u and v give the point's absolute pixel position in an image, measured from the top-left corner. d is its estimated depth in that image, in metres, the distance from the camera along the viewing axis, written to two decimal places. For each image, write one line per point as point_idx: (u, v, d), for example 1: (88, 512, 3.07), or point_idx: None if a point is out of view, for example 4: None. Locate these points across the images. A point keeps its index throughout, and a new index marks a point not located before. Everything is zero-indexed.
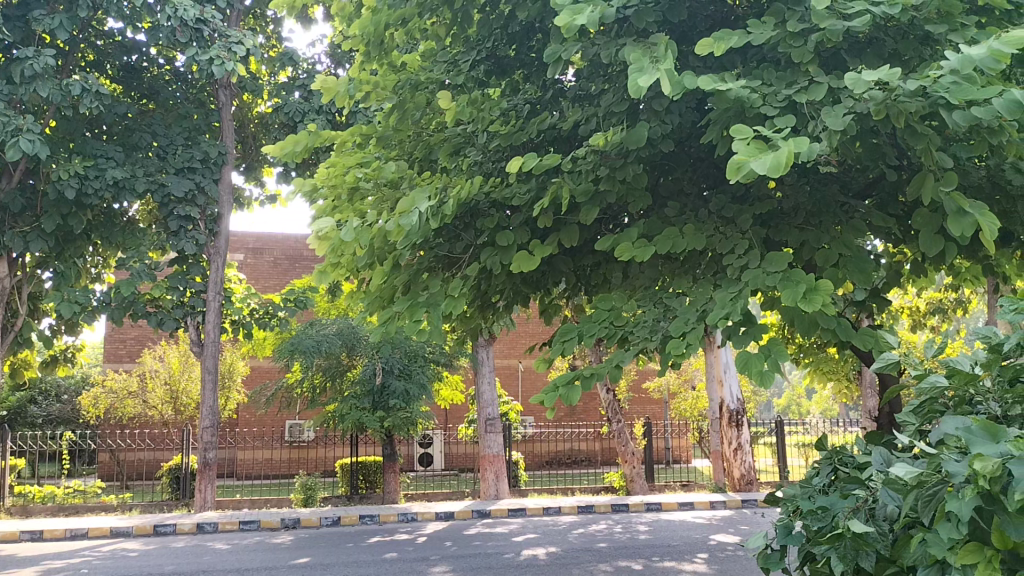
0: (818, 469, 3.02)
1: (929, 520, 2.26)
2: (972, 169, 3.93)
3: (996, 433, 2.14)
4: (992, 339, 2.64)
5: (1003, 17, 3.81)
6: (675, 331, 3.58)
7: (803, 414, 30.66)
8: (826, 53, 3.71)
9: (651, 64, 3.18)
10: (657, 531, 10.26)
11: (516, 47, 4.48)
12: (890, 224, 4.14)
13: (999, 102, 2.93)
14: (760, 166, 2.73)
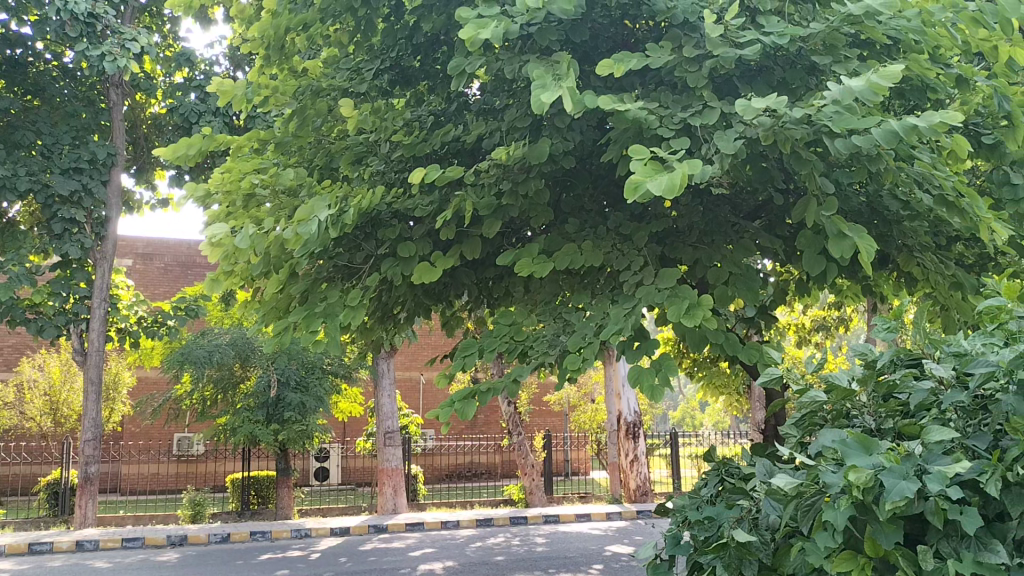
0: (706, 479, 3.10)
1: (808, 529, 2.35)
2: (853, 194, 4.14)
3: (869, 446, 2.25)
4: (868, 356, 2.78)
5: (883, 53, 4.04)
6: (572, 345, 3.62)
7: (695, 426, 31.57)
8: (719, 79, 3.84)
9: (553, 81, 3.22)
10: (553, 543, 10.35)
11: (420, 59, 4.47)
12: (777, 244, 4.32)
13: (877, 132, 3.11)
14: (656, 186, 2.80)
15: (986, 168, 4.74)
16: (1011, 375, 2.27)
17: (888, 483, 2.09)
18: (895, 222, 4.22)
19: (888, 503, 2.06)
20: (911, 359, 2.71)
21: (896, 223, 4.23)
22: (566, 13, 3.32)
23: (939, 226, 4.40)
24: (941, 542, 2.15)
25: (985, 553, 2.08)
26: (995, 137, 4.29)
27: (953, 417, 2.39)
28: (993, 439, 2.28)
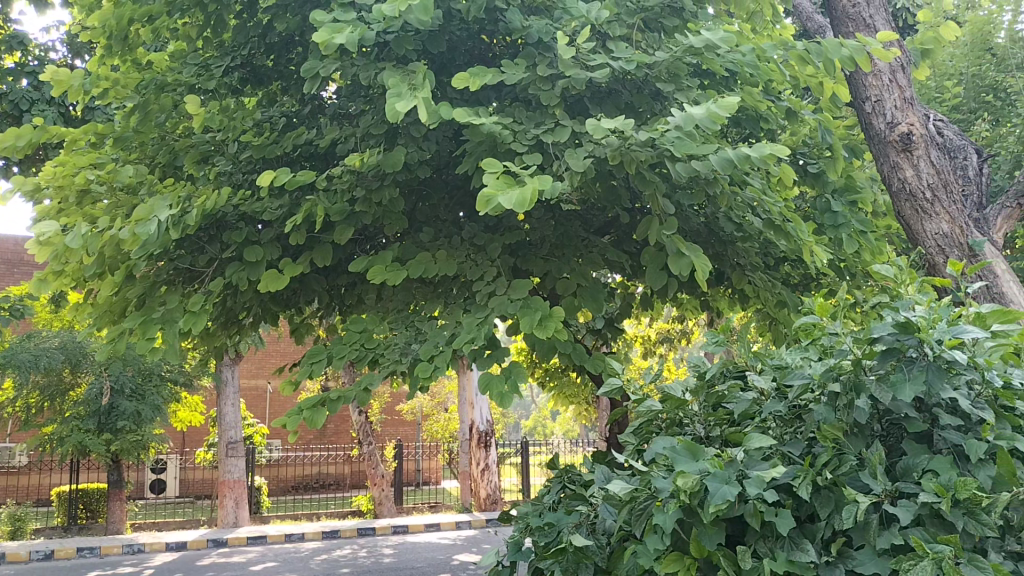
0: (549, 486, 3.18)
1: (640, 532, 2.45)
2: (693, 215, 4.40)
3: (696, 453, 2.37)
4: (701, 367, 2.93)
5: (722, 84, 4.32)
6: (423, 353, 3.63)
7: (547, 435, 32.11)
8: (571, 99, 3.98)
9: (409, 91, 3.25)
10: (401, 554, 10.28)
11: (273, 58, 4.40)
12: (623, 260, 4.50)
13: (715, 158, 3.31)
14: (507, 200, 2.86)
15: (810, 194, 5.15)
16: (823, 387, 2.45)
17: (712, 487, 2.22)
18: (730, 242, 4.50)
19: (711, 507, 2.19)
20: (738, 372, 2.89)
21: (731, 243, 4.52)
22: (422, 24, 3.36)
23: (768, 248, 4.73)
24: (759, 542, 2.30)
25: (796, 552, 2.24)
26: (818, 165, 4.67)
27: (772, 426, 2.57)
28: (806, 446, 2.47)
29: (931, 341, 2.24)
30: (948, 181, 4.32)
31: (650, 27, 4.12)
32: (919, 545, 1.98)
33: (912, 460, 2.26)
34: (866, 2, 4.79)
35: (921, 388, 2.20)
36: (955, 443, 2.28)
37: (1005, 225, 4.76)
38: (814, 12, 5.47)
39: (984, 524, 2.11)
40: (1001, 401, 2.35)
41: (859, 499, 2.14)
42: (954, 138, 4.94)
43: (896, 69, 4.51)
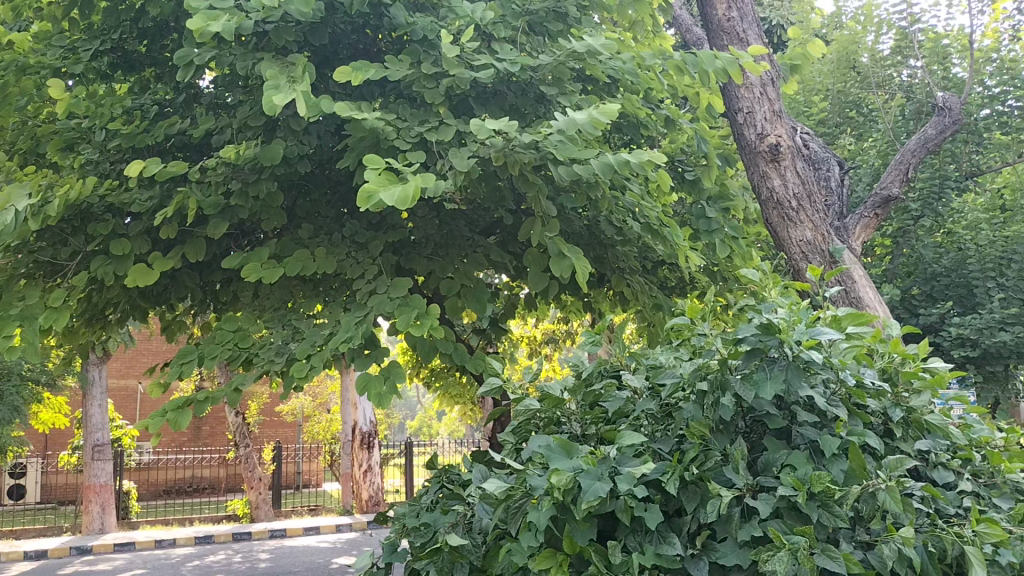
0: (427, 487, 3.17)
1: (515, 530, 2.46)
2: (575, 219, 4.49)
3: (570, 450, 2.40)
4: (580, 367, 2.98)
5: (604, 90, 4.44)
6: (301, 352, 3.55)
7: (432, 435, 32.05)
8: (456, 99, 4.00)
9: (287, 83, 3.17)
10: (278, 558, 10.04)
11: (147, 44, 4.22)
12: (506, 260, 4.54)
13: (595, 163, 3.38)
14: (388, 198, 2.81)
15: (687, 200, 5.34)
16: (692, 386, 2.53)
17: (584, 484, 2.25)
18: (611, 245, 4.67)
19: (584, 503, 2.22)
20: (615, 371, 2.95)
21: (611, 246, 4.67)
22: (303, 15, 3.30)
23: (646, 252, 4.88)
24: (629, 537, 2.35)
25: (664, 546, 2.30)
26: (695, 173, 5.01)
27: (645, 423, 2.64)
28: (676, 443, 2.54)
29: (790, 342, 2.35)
30: (812, 192, 4.57)
31: (535, 30, 4.20)
32: (776, 535, 2.07)
33: (772, 455, 2.37)
34: (740, 17, 5.01)
35: (781, 386, 2.30)
36: (812, 438, 2.39)
37: (864, 233, 5.09)
38: (693, 25, 5.70)
39: (837, 515, 2.22)
40: (854, 398, 2.49)
41: (723, 493, 2.22)
42: (819, 151, 5.22)
43: (765, 83, 4.72)
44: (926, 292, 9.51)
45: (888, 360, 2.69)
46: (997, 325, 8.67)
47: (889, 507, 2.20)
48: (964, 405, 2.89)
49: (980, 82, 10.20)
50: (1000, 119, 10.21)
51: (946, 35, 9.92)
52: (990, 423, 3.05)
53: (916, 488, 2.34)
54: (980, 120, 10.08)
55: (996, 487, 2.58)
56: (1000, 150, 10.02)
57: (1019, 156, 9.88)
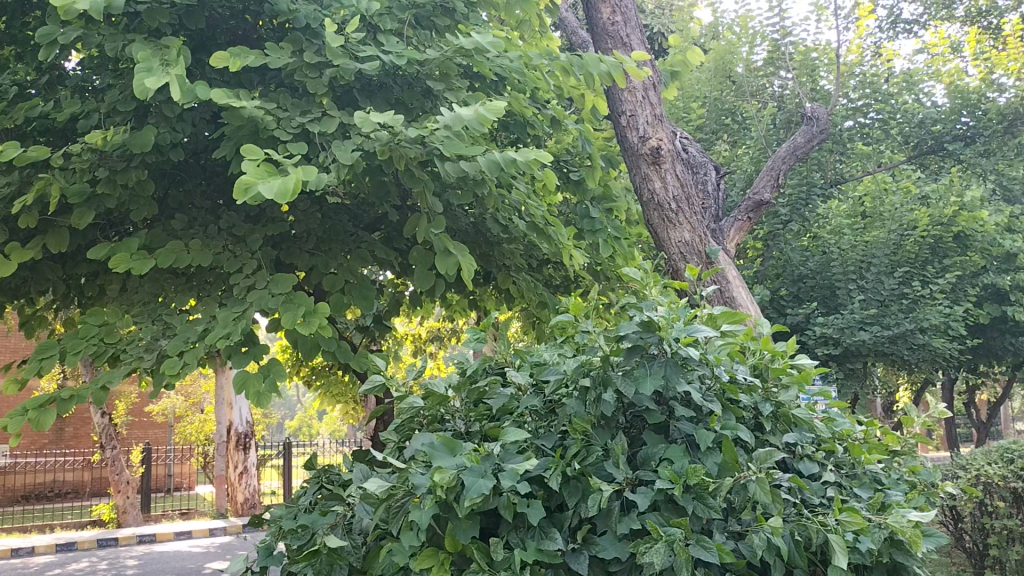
0: (306, 488, 3.08)
1: (397, 530, 2.41)
2: (461, 216, 4.47)
3: (454, 448, 2.37)
4: (464, 364, 2.96)
5: (491, 87, 4.49)
6: (172, 349, 3.39)
7: (312, 436, 31.42)
8: (339, 90, 3.93)
9: (160, 66, 3.02)
10: (147, 564, 9.57)
11: (5, 20, 3.94)
12: (390, 257, 4.48)
13: (482, 159, 3.37)
14: (268, 189, 2.72)
15: (572, 200, 5.42)
16: (575, 382, 2.56)
17: (468, 481, 2.23)
18: (497, 242, 4.71)
19: (466, 501, 2.20)
20: (499, 368, 2.95)
21: (497, 244, 4.70)
22: None
23: (532, 250, 4.93)
24: (511, 534, 2.35)
25: (546, 541, 2.30)
26: (580, 173, 5.12)
27: (529, 420, 2.64)
28: (558, 439, 2.55)
29: (670, 339, 2.40)
30: (690, 195, 4.71)
31: (422, 24, 4.18)
32: (654, 528, 2.11)
33: (651, 449, 2.42)
34: (624, 22, 5.13)
35: (660, 382, 2.35)
36: (688, 433, 2.46)
37: (738, 236, 5.30)
38: (578, 27, 5.79)
39: (710, 507, 2.30)
40: (728, 394, 2.57)
41: (604, 488, 2.25)
42: (697, 155, 5.39)
43: (647, 88, 4.85)
44: (793, 293, 10.02)
45: (759, 357, 2.79)
46: (857, 325, 9.21)
47: (759, 498, 2.28)
48: (828, 400, 3.04)
49: (845, 95, 10.83)
50: (862, 131, 10.88)
51: (815, 49, 10.47)
52: (851, 417, 3.22)
53: (784, 479, 2.45)
54: (843, 132, 10.71)
55: (856, 477, 2.72)
56: (861, 160, 10.66)
57: (878, 166, 10.53)
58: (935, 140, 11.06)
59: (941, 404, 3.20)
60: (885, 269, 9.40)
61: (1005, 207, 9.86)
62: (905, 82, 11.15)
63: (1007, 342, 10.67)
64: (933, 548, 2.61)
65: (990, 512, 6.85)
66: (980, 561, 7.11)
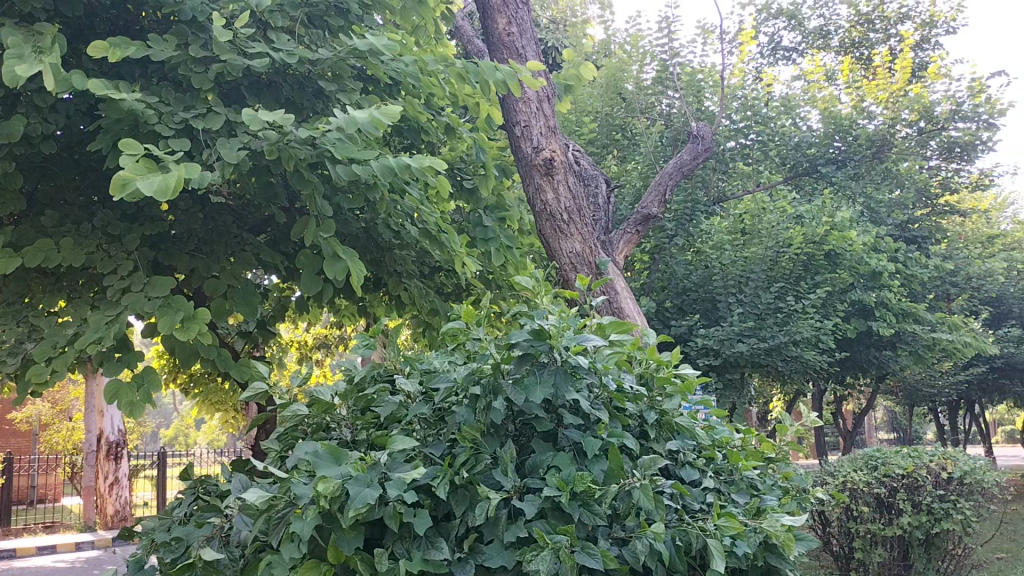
0: (181, 499, 2.94)
1: (277, 542, 2.32)
2: (352, 220, 4.40)
3: (338, 456, 2.31)
4: (352, 372, 2.89)
5: (384, 91, 4.47)
6: (38, 354, 3.18)
7: (189, 446, 30.17)
8: (227, 87, 3.80)
9: (32, 52, 2.84)
10: None
11: None
12: (277, 261, 4.35)
13: (375, 163, 3.32)
14: (148, 186, 2.59)
15: (465, 208, 5.43)
16: (465, 390, 2.55)
17: (352, 491, 2.18)
18: (387, 248, 4.66)
19: (351, 511, 2.14)
20: (388, 375, 2.89)
21: (387, 249, 4.65)
22: None
23: (424, 257, 4.90)
24: (396, 544, 2.30)
25: (431, 551, 2.27)
26: (473, 182, 5.14)
27: (417, 428, 2.60)
28: (447, 447, 2.53)
29: (560, 347, 2.42)
30: (582, 208, 4.79)
31: (314, 23, 4.11)
32: (540, 535, 2.11)
33: (539, 457, 2.43)
34: (519, 33, 5.19)
35: (549, 391, 2.37)
36: (575, 440, 2.48)
37: (626, 248, 5.43)
38: (474, 36, 5.82)
39: (596, 514, 2.32)
40: (615, 402, 2.61)
41: (491, 495, 2.24)
42: (589, 168, 5.48)
43: (541, 99, 4.91)
44: (677, 305, 10.33)
45: (645, 366, 2.85)
46: (735, 337, 9.60)
47: (642, 504, 2.32)
48: (709, 409, 3.14)
49: (728, 117, 11.29)
50: (743, 151, 11.37)
51: (701, 71, 10.88)
52: (731, 426, 3.32)
53: (667, 486, 2.50)
54: (726, 151, 11.17)
55: (734, 482, 2.81)
56: (742, 179, 11.11)
57: (757, 186, 11.02)
58: (810, 162, 11.71)
59: (813, 412, 3.35)
60: (762, 285, 9.83)
61: (872, 228, 10.49)
62: (784, 107, 11.73)
63: (871, 355, 11.31)
64: (805, 551, 2.73)
65: (856, 516, 7.24)
66: (847, 563, 7.43)
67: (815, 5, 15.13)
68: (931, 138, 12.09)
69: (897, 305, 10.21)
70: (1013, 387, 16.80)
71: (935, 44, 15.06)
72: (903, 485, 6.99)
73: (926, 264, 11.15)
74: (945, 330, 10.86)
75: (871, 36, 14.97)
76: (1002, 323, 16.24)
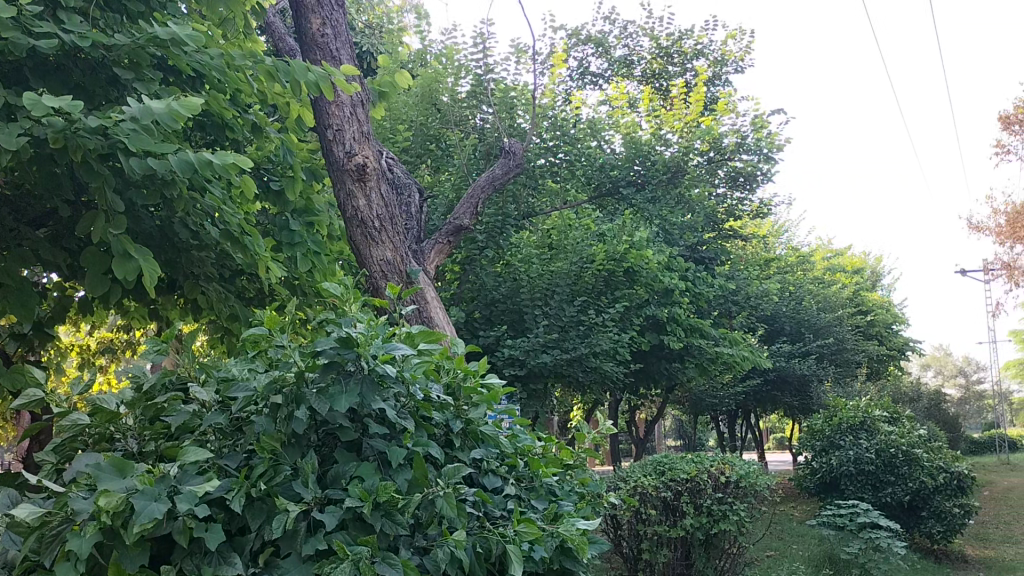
0: None
1: (50, 561, 2.12)
2: (145, 217, 4.14)
3: (123, 468, 2.15)
4: (141, 379, 2.68)
5: (187, 83, 4.26)
6: None
7: None
8: (7, 67, 3.48)
9: None
10: None
11: None
12: (60, 259, 4.01)
13: (172, 158, 3.13)
14: None
15: (271, 211, 5.25)
16: (265, 399, 2.45)
17: (137, 505, 2.03)
18: (184, 249, 4.43)
19: (135, 527, 2.00)
20: (181, 384, 2.70)
21: (184, 250, 4.42)
22: None
23: (225, 258, 4.69)
24: (184, 561, 2.17)
25: (224, 568, 2.16)
26: (280, 184, 4.99)
27: (212, 438, 2.47)
28: (243, 458, 2.42)
29: (367, 355, 2.38)
30: (393, 216, 4.78)
31: (111, 7, 3.87)
32: (340, 547, 2.07)
33: (342, 467, 2.38)
34: (334, 35, 5.10)
35: (354, 401, 2.33)
36: (380, 449, 2.45)
37: (438, 257, 5.46)
38: (286, 34, 5.66)
39: (398, 523, 2.31)
40: (421, 411, 2.61)
41: (288, 508, 2.16)
42: (401, 176, 5.44)
43: (354, 104, 4.86)
44: (485, 316, 10.46)
45: (453, 376, 2.85)
46: (540, 348, 9.82)
47: (445, 513, 2.34)
48: (513, 417, 3.19)
49: (538, 135, 11.65)
50: (551, 169, 11.82)
51: (513, 89, 11.17)
52: (533, 434, 3.41)
53: (468, 494, 2.53)
54: (536, 168, 11.53)
55: (535, 489, 2.89)
56: (550, 197, 11.52)
57: (563, 203, 11.47)
58: (612, 182, 12.27)
59: (609, 421, 3.52)
60: (565, 298, 10.15)
61: (666, 248, 11.20)
62: (590, 129, 12.30)
63: (662, 367, 12.02)
64: (597, 554, 2.85)
65: (644, 519, 7.62)
66: (634, 564, 7.87)
67: (621, 35, 15.97)
68: (719, 167, 13.08)
69: (686, 321, 10.95)
70: (783, 398, 18.47)
71: (725, 81, 16.36)
72: (687, 489, 7.49)
73: (711, 283, 12.04)
74: (726, 345, 11.78)
75: (670, 69, 16.06)
76: (775, 339, 17.81)
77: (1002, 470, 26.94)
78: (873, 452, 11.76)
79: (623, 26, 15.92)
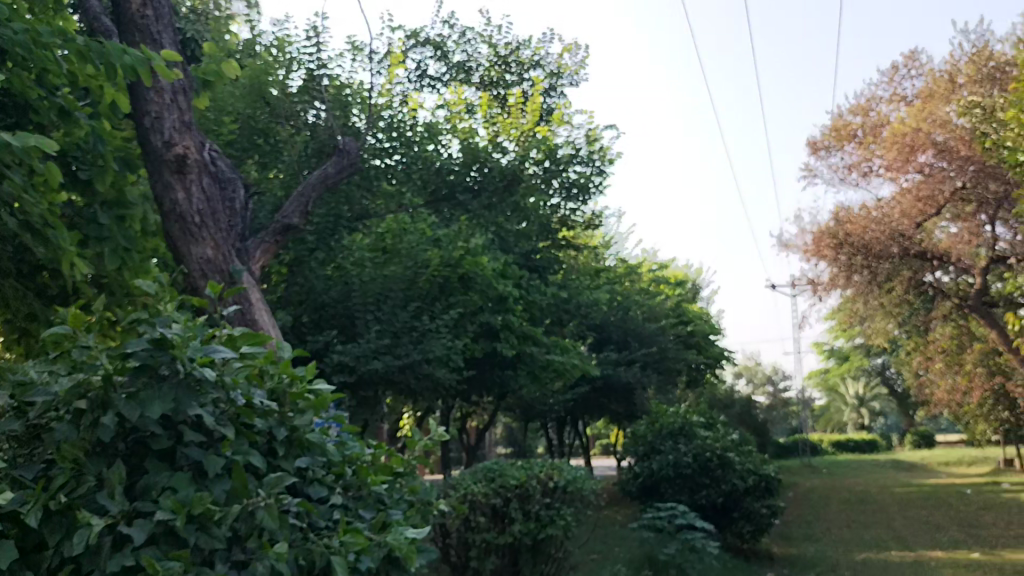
0: None
1: None
2: None
3: None
4: None
5: None
6: None
7: None
8: None
9: None
10: None
11: None
12: None
13: None
14: None
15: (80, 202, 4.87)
16: (68, 404, 2.24)
17: None
18: None
19: None
20: None
21: None
22: None
23: (25, 251, 4.35)
24: None
25: None
26: (89, 172, 4.56)
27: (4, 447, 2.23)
28: (41, 469, 2.20)
29: (184, 357, 2.22)
30: (214, 208, 4.84)
31: None
32: (151, 563, 1.95)
33: (153, 478, 2.19)
34: (154, 17, 4.84)
35: (169, 406, 2.17)
36: (196, 459, 2.25)
37: (263, 257, 5.23)
38: (100, 12, 5.23)
39: (214, 537, 2.14)
40: (243, 418, 2.39)
41: (92, 521, 2.00)
42: (225, 170, 5.09)
43: (176, 92, 4.87)
44: (313, 320, 10.18)
45: (278, 381, 2.60)
46: (370, 354, 9.71)
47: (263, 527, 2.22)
48: (341, 426, 3.01)
49: (373, 135, 11.52)
50: (386, 171, 11.79)
51: (349, 88, 10.95)
52: (362, 442, 3.24)
53: (292, 504, 2.41)
54: (370, 169, 11.45)
55: (362, 498, 2.76)
56: (384, 199, 11.54)
57: (399, 206, 11.39)
58: (449, 188, 12.29)
59: (442, 427, 3.43)
60: (399, 303, 10.06)
61: (501, 256, 11.28)
62: (428, 133, 12.27)
63: (495, 373, 12.15)
64: (424, 563, 2.78)
65: (472, 526, 7.60)
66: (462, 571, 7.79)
67: (460, 41, 16.00)
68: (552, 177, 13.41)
69: (518, 328, 11.13)
70: (609, 404, 19.14)
71: (560, 93, 16.76)
72: (516, 495, 7.57)
73: (545, 293, 12.45)
74: (557, 353, 12.03)
75: (508, 78, 16.21)
76: (603, 347, 18.44)
77: (803, 471, 29.26)
78: (690, 455, 12.39)
79: (462, 31, 15.94)
